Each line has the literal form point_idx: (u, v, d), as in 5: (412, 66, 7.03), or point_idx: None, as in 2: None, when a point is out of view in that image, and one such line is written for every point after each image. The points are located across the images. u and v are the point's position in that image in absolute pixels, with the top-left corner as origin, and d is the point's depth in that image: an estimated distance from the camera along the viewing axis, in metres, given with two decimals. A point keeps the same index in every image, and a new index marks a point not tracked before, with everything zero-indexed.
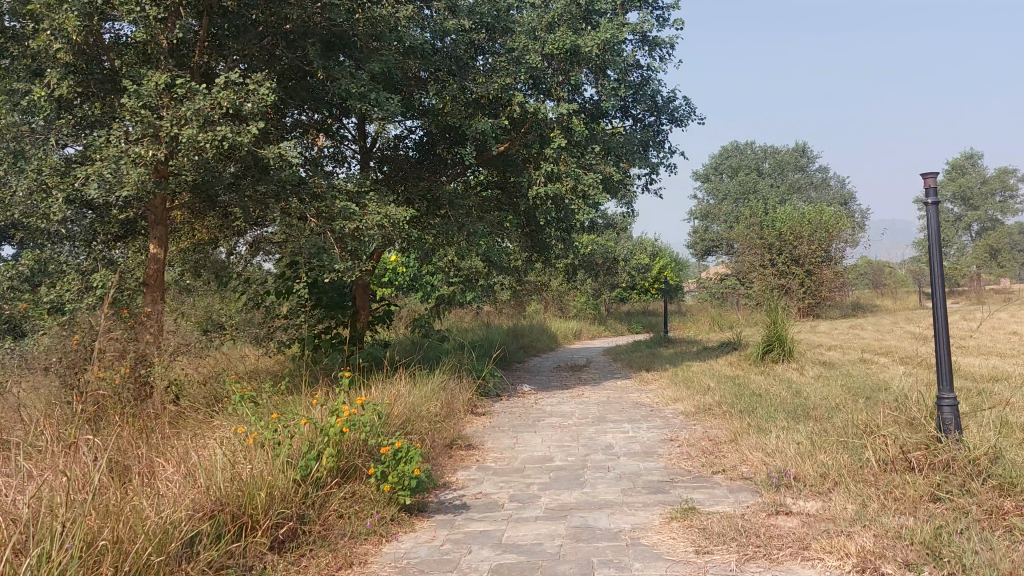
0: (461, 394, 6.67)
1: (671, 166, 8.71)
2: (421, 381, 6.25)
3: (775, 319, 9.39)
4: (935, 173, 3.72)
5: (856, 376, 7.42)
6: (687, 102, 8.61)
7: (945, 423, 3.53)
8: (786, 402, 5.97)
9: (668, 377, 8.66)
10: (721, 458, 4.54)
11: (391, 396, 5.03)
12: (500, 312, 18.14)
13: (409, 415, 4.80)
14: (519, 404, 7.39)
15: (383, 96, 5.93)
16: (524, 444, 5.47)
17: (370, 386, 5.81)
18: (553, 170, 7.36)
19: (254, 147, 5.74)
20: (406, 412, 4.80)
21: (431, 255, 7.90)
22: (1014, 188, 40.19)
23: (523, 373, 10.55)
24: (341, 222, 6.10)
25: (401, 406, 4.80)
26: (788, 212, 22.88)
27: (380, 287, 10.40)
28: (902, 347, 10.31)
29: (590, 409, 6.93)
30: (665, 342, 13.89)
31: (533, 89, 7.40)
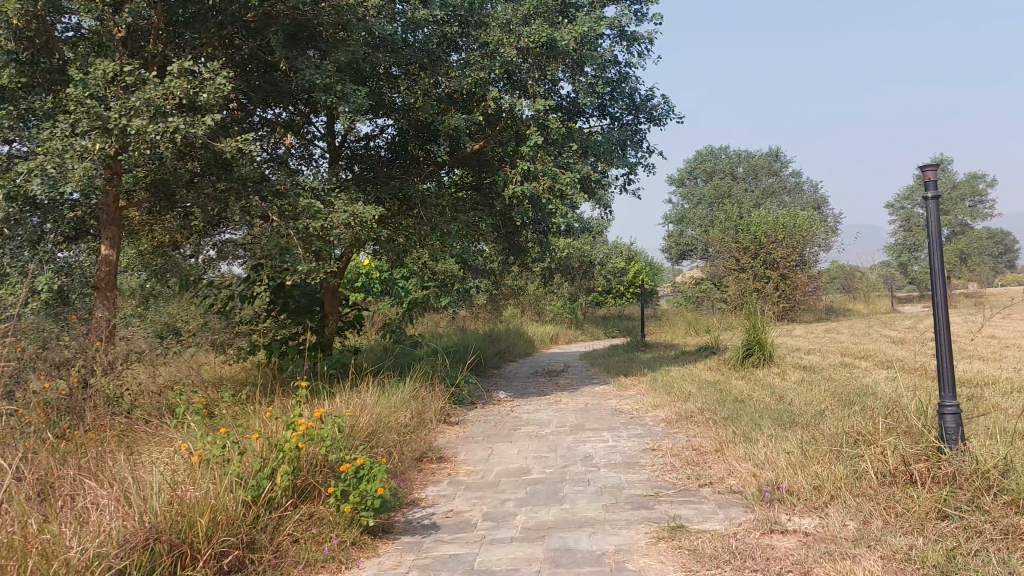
0: (433, 402, 6.37)
1: (650, 166, 8.45)
2: (390, 390, 5.94)
3: (755, 323, 9.19)
4: (936, 166, 3.50)
5: (840, 381, 7.21)
6: (666, 100, 8.37)
7: (947, 432, 3.28)
8: (771, 408, 5.74)
9: (647, 382, 8.42)
10: (707, 469, 4.29)
11: (357, 406, 4.74)
12: (476, 317, 17.86)
13: (376, 427, 4.51)
14: (494, 412, 7.10)
15: (349, 88, 5.64)
16: (499, 455, 5.19)
17: (335, 395, 5.50)
18: (529, 168, 7.11)
19: (211, 142, 5.43)
20: (373, 423, 4.51)
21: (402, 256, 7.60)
22: (983, 192, 40.69)
23: (498, 379, 10.27)
24: (304, 221, 5.79)
25: (368, 416, 4.51)
26: (763, 216, 22.83)
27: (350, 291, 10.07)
28: (882, 350, 10.18)
29: (568, 416, 6.66)
30: (643, 347, 13.67)
31: (507, 85, 7.13)
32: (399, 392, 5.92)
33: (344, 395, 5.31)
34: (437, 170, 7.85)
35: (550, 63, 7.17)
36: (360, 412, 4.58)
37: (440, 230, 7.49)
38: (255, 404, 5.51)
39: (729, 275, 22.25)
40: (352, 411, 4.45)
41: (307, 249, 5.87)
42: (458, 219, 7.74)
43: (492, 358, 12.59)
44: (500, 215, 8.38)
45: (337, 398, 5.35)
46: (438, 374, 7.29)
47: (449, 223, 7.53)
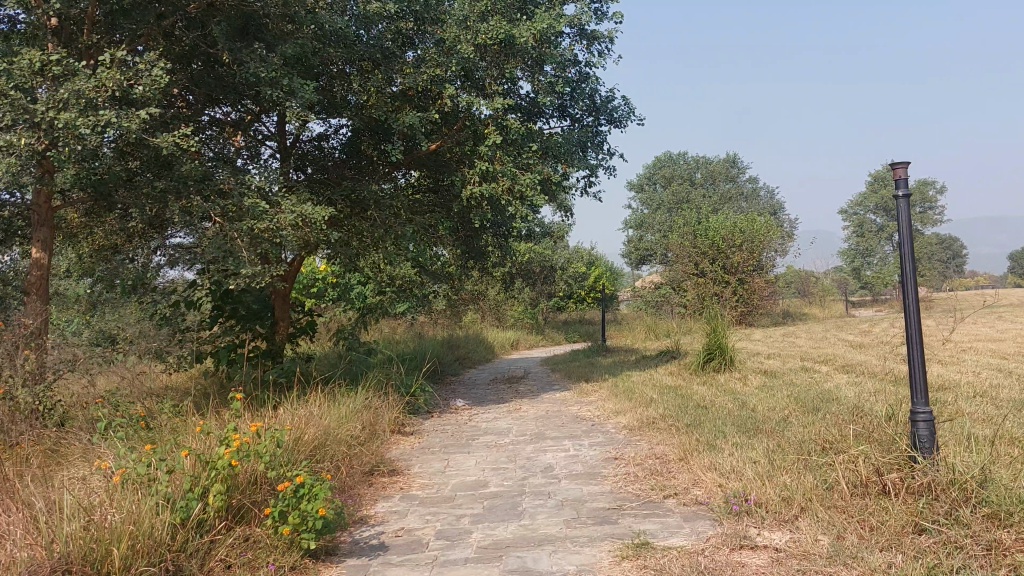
0: (386, 412, 6.11)
1: (611, 169, 8.31)
2: (341, 401, 5.67)
3: (716, 327, 9.10)
4: (907, 163, 3.37)
5: (802, 385, 7.14)
6: (626, 101, 8.24)
7: (920, 440, 3.16)
8: (734, 414, 5.61)
9: (607, 388, 8.26)
10: (671, 480, 4.11)
11: (303, 419, 4.47)
12: (435, 322, 17.58)
13: (322, 440, 4.26)
14: (451, 421, 6.86)
15: (298, 82, 5.37)
16: (455, 466, 4.96)
17: (281, 406, 5.21)
18: (487, 169, 6.91)
19: (147, 138, 5.10)
20: (318, 436, 4.25)
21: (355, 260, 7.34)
22: (932, 199, 41.67)
23: (457, 386, 10.03)
24: (249, 222, 5.50)
25: (313, 429, 4.25)
26: (721, 220, 22.97)
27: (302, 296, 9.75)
28: (840, 355, 10.18)
29: (527, 425, 6.46)
30: (603, 352, 13.54)
31: (465, 83, 6.93)
32: (350, 403, 5.65)
33: (291, 407, 5.04)
34: (391, 171, 7.61)
35: (508, 62, 6.98)
36: (306, 424, 4.31)
37: (395, 233, 7.25)
38: (196, 415, 5.20)
39: (688, 279, 22.31)
40: (297, 425, 4.17)
41: (253, 251, 5.59)
42: (413, 222, 7.49)
43: (451, 364, 12.33)
44: (458, 217, 8.16)
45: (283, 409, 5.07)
46: (392, 383, 7.03)
47: (404, 225, 7.28)
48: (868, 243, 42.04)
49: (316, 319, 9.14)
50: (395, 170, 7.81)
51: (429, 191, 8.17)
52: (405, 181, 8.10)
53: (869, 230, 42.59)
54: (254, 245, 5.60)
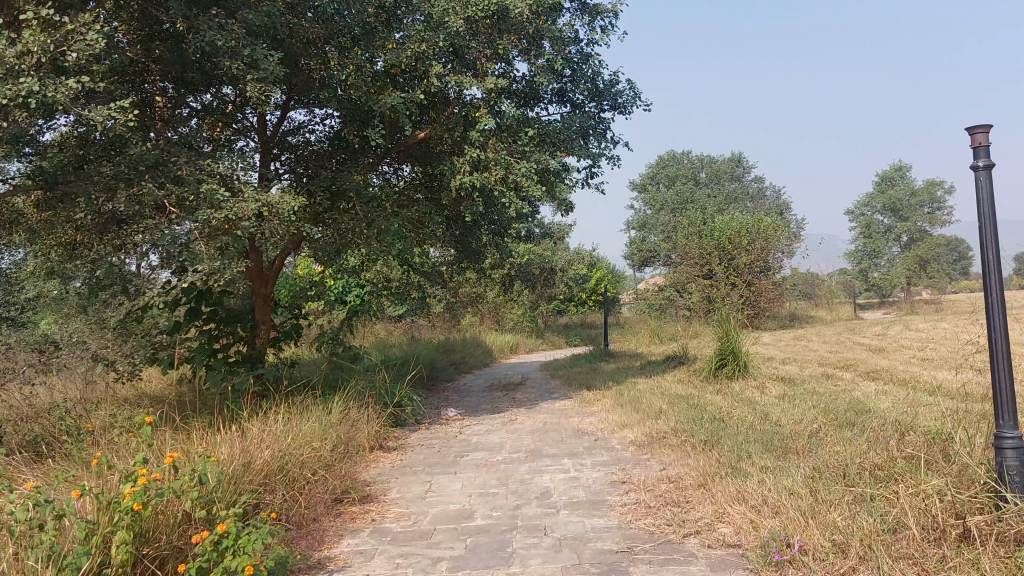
0: (367, 427, 5.47)
1: (615, 159, 7.68)
2: (312, 416, 5.04)
3: (728, 331, 8.46)
4: (987, 127, 2.76)
5: (825, 395, 6.48)
6: (632, 85, 7.60)
7: (1008, 474, 2.56)
8: (756, 430, 4.96)
9: (612, 397, 7.61)
10: (690, 512, 3.46)
11: (258, 438, 3.87)
12: (433, 325, 16.96)
13: (278, 464, 3.64)
14: (439, 435, 6.21)
15: (261, 52, 4.76)
16: (439, 490, 4.32)
17: (240, 423, 4.57)
18: (479, 157, 6.28)
19: (89, 113, 4.47)
20: (274, 459, 3.64)
21: (336, 256, 6.72)
22: (941, 200, 40.99)
23: (450, 394, 9.38)
24: (206, 211, 4.85)
25: (268, 451, 3.64)
26: (727, 220, 22.32)
27: (287, 295, 9.12)
28: (862, 360, 9.50)
29: (523, 439, 5.81)
30: (606, 357, 12.87)
31: (454, 62, 6.32)
32: (323, 419, 5.02)
33: (251, 425, 4.43)
34: (377, 162, 7.01)
35: (502, 38, 6.38)
36: (259, 445, 3.71)
37: (379, 227, 6.62)
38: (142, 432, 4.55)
39: (693, 281, 21.65)
40: (246, 450, 3.52)
41: (210, 246, 4.99)
42: (400, 216, 6.87)
43: (446, 370, 11.69)
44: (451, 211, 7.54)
45: (243, 427, 4.46)
46: (375, 392, 6.39)
47: (388, 220, 6.67)
48: (875, 244, 41.29)
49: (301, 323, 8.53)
50: (382, 160, 7.20)
51: (420, 184, 7.58)
52: (392, 174, 7.52)
53: (876, 231, 41.87)
54: (212, 239, 5.00)
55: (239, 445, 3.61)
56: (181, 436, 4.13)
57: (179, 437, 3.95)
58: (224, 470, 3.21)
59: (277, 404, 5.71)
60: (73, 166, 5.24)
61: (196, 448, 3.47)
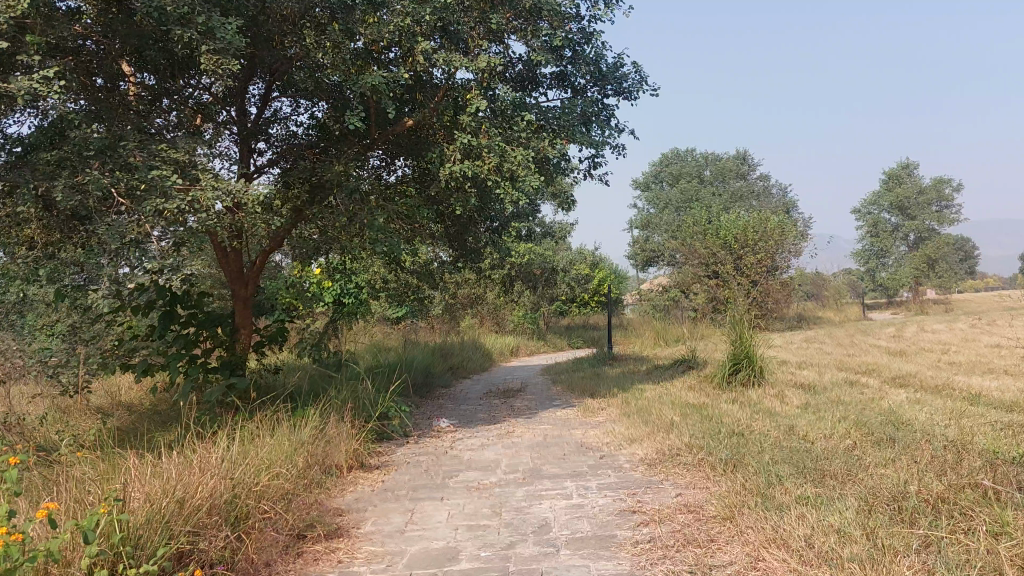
0: (343, 444, 4.90)
1: (621, 148, 7.09)
2: (278, 437, 4.46)
3: (742, 333, 7.87)
4: None
5: (853, 406, 5.90)
6: (638, 68, 7.02)
7: None
8: (783, 449, 4.36)
9: (618, 407, 7.02)
10: (718, 556, 2.87)
11: (200, 466, 3.32)
12: (431, 328, 16.41)
13: (220, 496, 3.09)
14: (428, 451, 5.62)
15: (217, 18, 4.23)
16: (422, 521, 3.73)
17: (191, 447, 3.97)
18: (470, 143, 5.71)
19: (19, 86, 3.92)
20: (216, 490, 3.10)
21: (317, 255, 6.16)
22: (949, 198, 40.37)
23: (445, 402, 8.80)
24: (155, 200, 4.25)
25: (207, 485, 3.06)
26: (733, 218, 21.74)
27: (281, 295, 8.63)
28: (884, 364, 8.91)
29: (521, 456, 5.23)
30: (610, 360, 12.28)
31: (443, 39, 5.79)
32: (289, 440, 4.45)
33: (202, 447, 3.87)
34: (363, 152, 6.46)
35: (496, 14, 5.83)
36: (198, 473, 3.16)
37: (362, 222, 6.04)
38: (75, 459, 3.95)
39: (698, 281, 21.08)
40: (175, 489, 2.92)
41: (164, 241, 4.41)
42: (385, 210, 6.28)
43: (442, 376, 11.11)
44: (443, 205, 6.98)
45: (192, 451, 3.86)
46: (357, 404, 5.82)
47: (372, 213, 6.10)
48: (882, 244, 40.60)
49: (285, 327, 7.96)
50: (369, 150, 6.64)
51: (408, 177, 7.01)
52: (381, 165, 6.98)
53: (883, 230, 41.23)
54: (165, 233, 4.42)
55: (172, 477, 3.07)
56: (120, 465, 3.59)
57: (113, 467, 3.41)
58: (139, 515, 2.66)
59: (247, 420, 5.14)
60: (13, 155, 4.65)
61: (114, 489, 2.87)
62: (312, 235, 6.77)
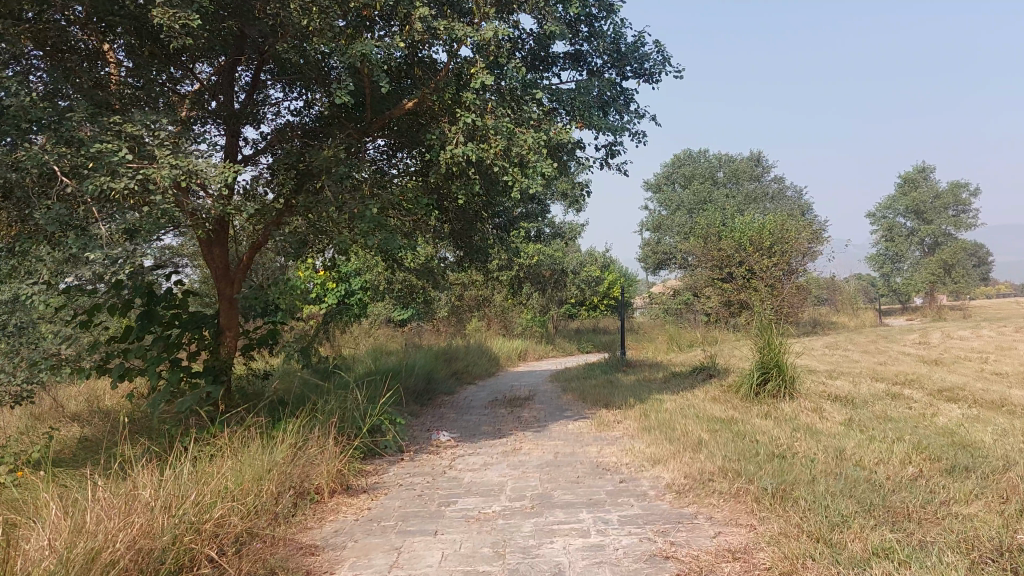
0: (322, 462, 4.28)
1: (641, 136, 6.45)
2: (241, 462, 3.82)
3: (771, 339, 7.21)
4: None
5: (903, 423, 5.24)
6: (661, 48, 6.38)
7: None
8: (837, 479, 3.71)
9: (636, 420, 6.37)
10: None
11: (123, 507, 2.67)
12: (435, 332, 15.80)
13: (141, 548, 2.45)
14: (424, 470, 4.97)
15: None
16: (408, 564, 3.07)
17: (135, 474, 3.33)
18: (474, 124, 5.09)
19: None
20: (137, 541, 2.45)
21: (306, 248, 5.60)
22: (966, 203, 39.52)
23: (447, 411, 8.17)
24: (99, 179, 3.60)
25: (126, 538, 2.41)
26: (749, 220, 21.07)
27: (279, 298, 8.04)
28: (922, 375, 8.23)
29: (529, 478, 4.58)
30: (622, 367, 11.59)
31: (445, 8, 5.21)
32: (255, 465, 3.81)
33: (142, 476, 3.23)
34: (357, 137, 5.91)
35: None
36: (116, 518, 2.51)
37: (353, 212, 5.42)
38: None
39: (712, 285, 20.41)
40: (78, 548, 2.28)
41: (114, 227, 3.77)
42: (379, 199, 5.68)
43: (445, 382, 10.48)
44: (445, 197, 6.36)
45: (134, 480, 3.23)
46: (344, 416, 5.19)
47: (363, 202, 5.49)
48: (897, 248, 39.80)
49: (273, 328, 7.36)
50: (364, 135, 6.04)
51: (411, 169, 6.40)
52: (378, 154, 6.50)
53: (898, 235, 40.40)
54: (115, 218, 3.79)
55: (79, 529, 2.42)
56: (36, 507, 2.94)
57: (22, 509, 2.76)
58: None
59: (217, 435, 4.51)
60: None
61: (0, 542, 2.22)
62: (300, 226, 6.18)
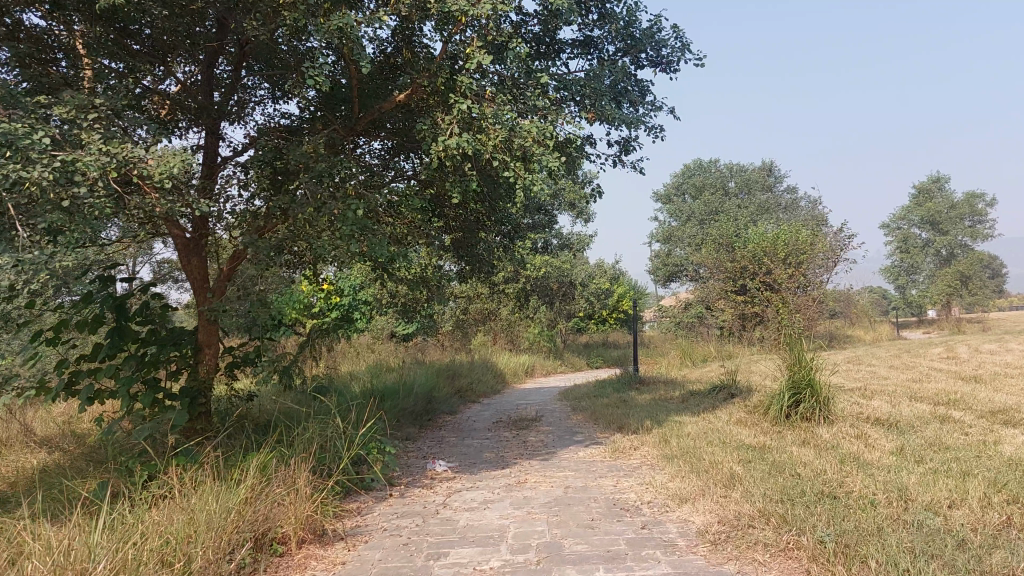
0: (288, 501, 3.66)
1: (658, 130, 5.82)
2: (186, 511, 3.21)
3: (802, 355, 6.54)
4: None
5: (964, 452, 4.56)
6: (679, 33, 5.77)
7: None
8: (911, 532, 3.05)
9: (655, 447, 5.70)
10: None
11: None
12: (439, 347, 15.15)
13: None
14: (414, 510, 4.31)
15: None
16: None
17: (44, 536, 2.70)
18: (470, 111, 4.48)
19: None
20: None
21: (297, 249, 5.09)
22: (983, 213, 38.70)
23: (446, 434, 7.51)
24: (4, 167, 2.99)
25: None
26: (763, 230, 20.41)
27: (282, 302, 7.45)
28: (965, 393, 7.53)
29: (535, 522, 3.92)
30: (636, 385, 10.92)
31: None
32: (199, 516, 3.19)
33: (50, 544, 2.62)
34: (347, 136, 5.47)
35: None
36: None
37: (333, 213, 4.82)
38: None
39: (725, 297, 19.73)
40: None
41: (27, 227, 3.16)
42: (365, 200, 5.09)
43: (447, 401, 9.81)
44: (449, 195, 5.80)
45: (38, 547, 2.60)
46: (322, 445, 4.57)
47: (343, 202, 4.90)
48: (913, 259, 38.98)
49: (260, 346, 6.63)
50: (352, 132, 5.53)
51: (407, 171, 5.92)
52: (374, 159, 6.08)
53: (914, 246, 39.58)
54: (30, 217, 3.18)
55: None
56: None
57: None
58: None
59: (171, 472, 3.88)
60: None
61: None
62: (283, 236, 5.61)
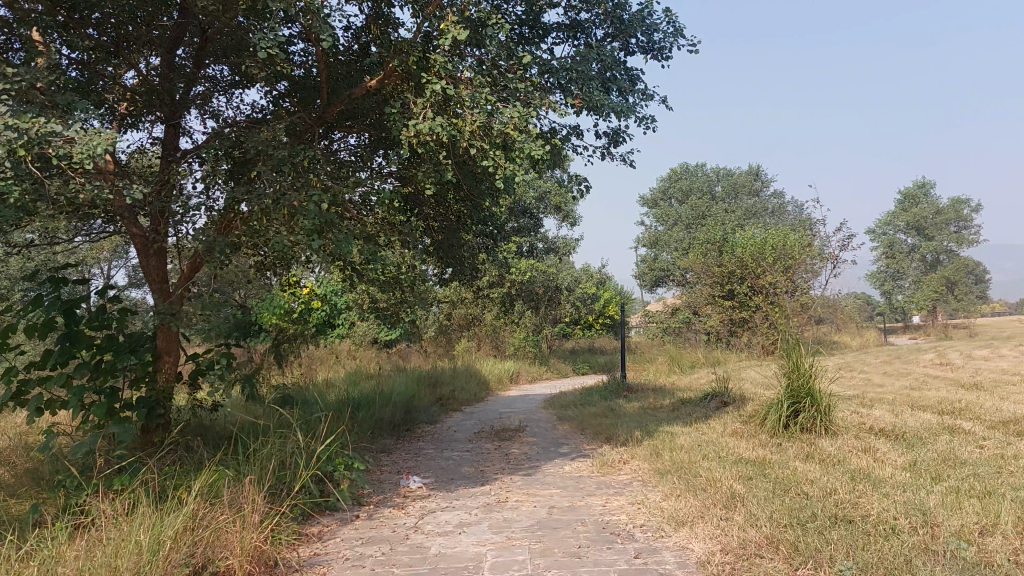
0: (233, 529, 3.24)
1: (650, 120, 5.44)
2: (108, 551, 2.77)
3: (801, 363, 6.17)
4: None
5: (982, 468, 4.19)
6: (673, 17, 5.40)
7: None
8: (946, 566, 2.66)
9: (647, 461, 5.30)
10: None
11: None
12: (421, 353, 14.71)
13: None
14: (382, 535, 3.88)
15: None
16: None
17: None
18: (445, 93, 4.08)
19: None
20: None
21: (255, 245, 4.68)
22: (968, 219, 38.70)
23: (424, 446, 7.07)
24: None
25: None
26: (751, 234, 20.12)
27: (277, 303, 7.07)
28: (968, 402, 7.18)
29: (515, 549, 3.50)
30: (624, 392, 10.52)
31: None
32: (123, 558, 2.75)
33: None
34: (317, 126, 5.13)
35: None
36: None
37: (293, 205, 4.38)
38: None
39: (713, 302, 19.42)
40: None
41: None
42: (329, 192, 4.66)
43: (427, 410, 9.37)
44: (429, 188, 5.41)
45: None
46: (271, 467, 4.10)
47: (304, 194, 4.48)
48: (898, 265, 38.92)
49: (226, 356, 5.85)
50: (321, 121, 5.16)
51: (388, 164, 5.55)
52: (347, 156, 5.68)
53: (899, 251, 39.55)
54: None
55: None
56: None
57: None
58: None
59: (104, 496, 3.43)
60: None
61: None
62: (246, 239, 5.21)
